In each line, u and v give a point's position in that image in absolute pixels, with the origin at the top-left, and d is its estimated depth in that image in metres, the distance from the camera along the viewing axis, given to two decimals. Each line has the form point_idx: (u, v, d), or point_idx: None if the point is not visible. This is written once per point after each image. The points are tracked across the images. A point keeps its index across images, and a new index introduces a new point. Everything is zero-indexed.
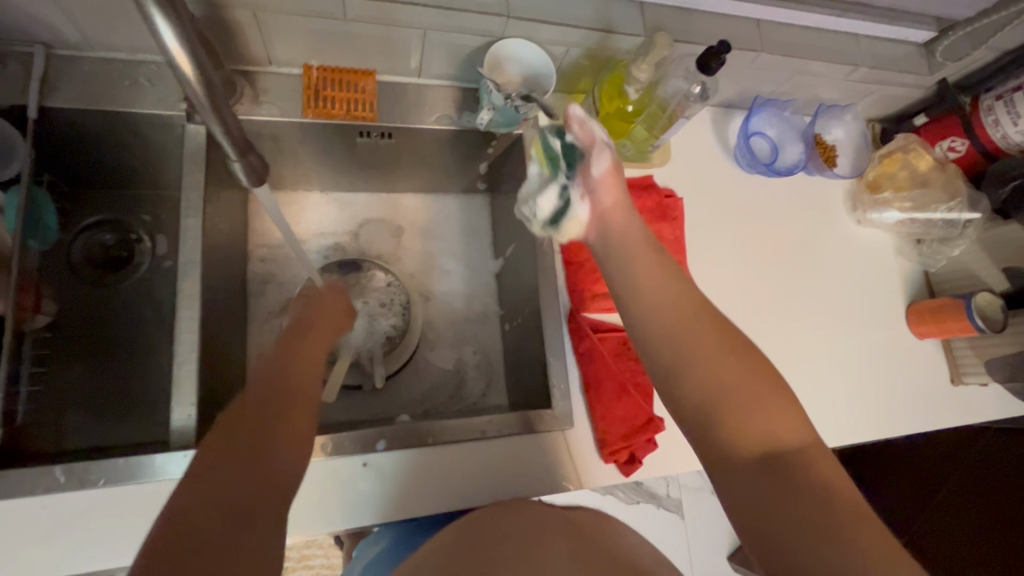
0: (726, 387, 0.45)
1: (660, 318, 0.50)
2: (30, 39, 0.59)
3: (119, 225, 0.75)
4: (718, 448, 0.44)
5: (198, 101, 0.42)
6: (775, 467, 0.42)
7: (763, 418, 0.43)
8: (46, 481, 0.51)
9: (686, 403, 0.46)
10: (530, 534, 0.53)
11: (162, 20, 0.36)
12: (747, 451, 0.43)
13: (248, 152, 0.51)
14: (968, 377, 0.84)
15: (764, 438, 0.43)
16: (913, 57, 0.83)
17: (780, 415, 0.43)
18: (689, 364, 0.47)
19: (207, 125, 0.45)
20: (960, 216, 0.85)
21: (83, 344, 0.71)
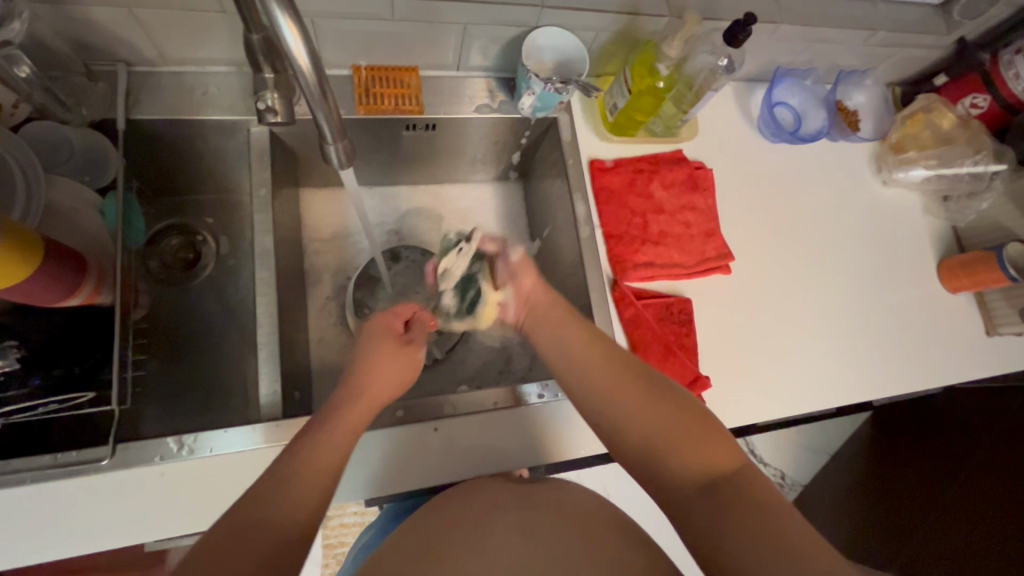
0: (656, 434, 0.51)
1: (592, 387, 0.56)
2: (113, 58, 0.65)
3: (185, 228, 0.82)
4: (661, 490, 0.50)
5: (310, 90, 0.43)
6: (710, 492, 0.46)
7: (692, 453, 0.49)
8: (161, 450, 0.58)
9: (633, 460, 0.52)
10: (491, 515, 0.54)
11: (284, 18, 0.37)
12: (683, 487, 0.48)
13: (344, 136, 0.51)
14: (1002, 327, 0.86)
15: (693, 467, 0.48)
16: (931, 18, 0.85)
17: (706, 445, 0.49)
18: (624, 432, 0.53)
19: (316, 113, 0.46)
20: (986, 169, 0.87)
21: (165, 337, 0.77)
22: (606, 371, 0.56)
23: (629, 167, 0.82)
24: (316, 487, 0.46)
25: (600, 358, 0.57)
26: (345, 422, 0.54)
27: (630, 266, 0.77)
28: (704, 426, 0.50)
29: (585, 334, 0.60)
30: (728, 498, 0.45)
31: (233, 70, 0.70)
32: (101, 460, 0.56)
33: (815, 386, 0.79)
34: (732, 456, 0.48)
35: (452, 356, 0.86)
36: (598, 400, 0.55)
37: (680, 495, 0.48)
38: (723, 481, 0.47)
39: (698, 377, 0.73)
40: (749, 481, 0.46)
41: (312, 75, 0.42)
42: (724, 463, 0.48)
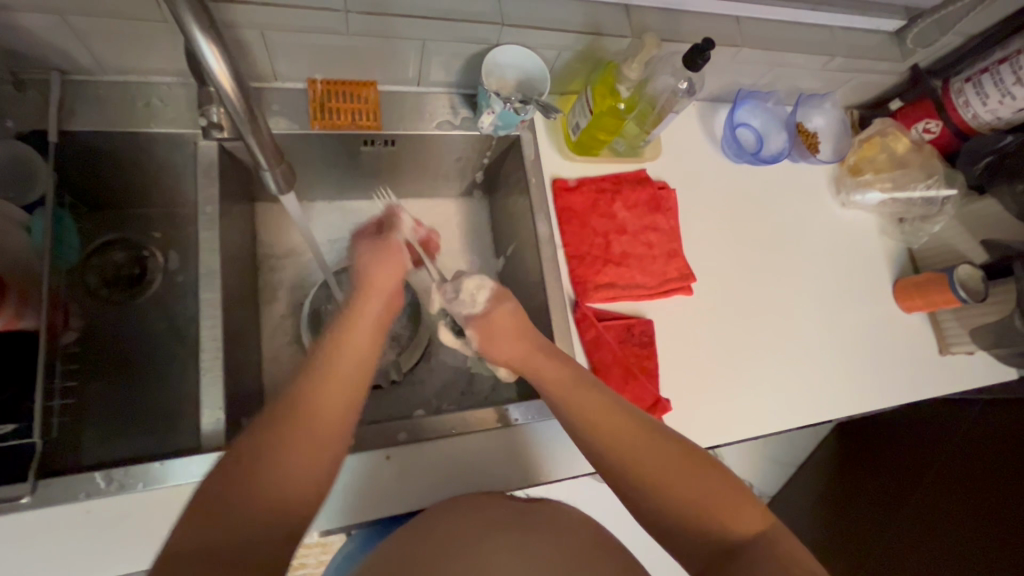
0: (677, 499, 0.50)
1: (609, 448, 0.54)
2: (46, 66, 0.61)
3: (131, 243, 0.78)
4: (685, 551, 0.50)
5: (237, 114, 0.43)
6: (735, 558, 0.47)
7: (717, 516, 0.49)
8: (88, 485, 0.54)
9: (652, 521, 0.52)
10: (485, 529, 0.53)
11: (202, 39, 0.37)
12: (708, 550, 0.49)
13: (281, 163, 0.52)
14: (954, 346, 0.88)
15: (719, 530, 0.49)
16: (886, 45, 0.87)
17: (730, 506, 0.50)
18: (645, 498, 0.52)
19: (245, 138, 0.46)
20: (938, 193, 0.90)
21: (106, 358, 0.73)
22: (627, 433, 0.54)
23: (593, 186, 0.81)
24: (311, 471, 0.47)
25: (614, 415, 0.56)
26: (326, 417, 0.50)
27: (592, 287, 0.76)
28: (718, 489, 0.51)
29: (589, 397, 0.58)
30: (755, 561, 0.46)
31: (180, 81, 0.66)
32: (20, 498, 0.52)
33: (775, 407, 0.79)
34: (756, 518, 0.50)
35: (411, 376, 0.84)
36: (616, 463, 0.54)
37: (708, 558, 0.49)
38: (748, 545, 0.48)
39: (659, 401, 0.72)
40: (776, 543, 0.48)
41: (240, 101, 0.42)
42: (748, 526, 0.49)
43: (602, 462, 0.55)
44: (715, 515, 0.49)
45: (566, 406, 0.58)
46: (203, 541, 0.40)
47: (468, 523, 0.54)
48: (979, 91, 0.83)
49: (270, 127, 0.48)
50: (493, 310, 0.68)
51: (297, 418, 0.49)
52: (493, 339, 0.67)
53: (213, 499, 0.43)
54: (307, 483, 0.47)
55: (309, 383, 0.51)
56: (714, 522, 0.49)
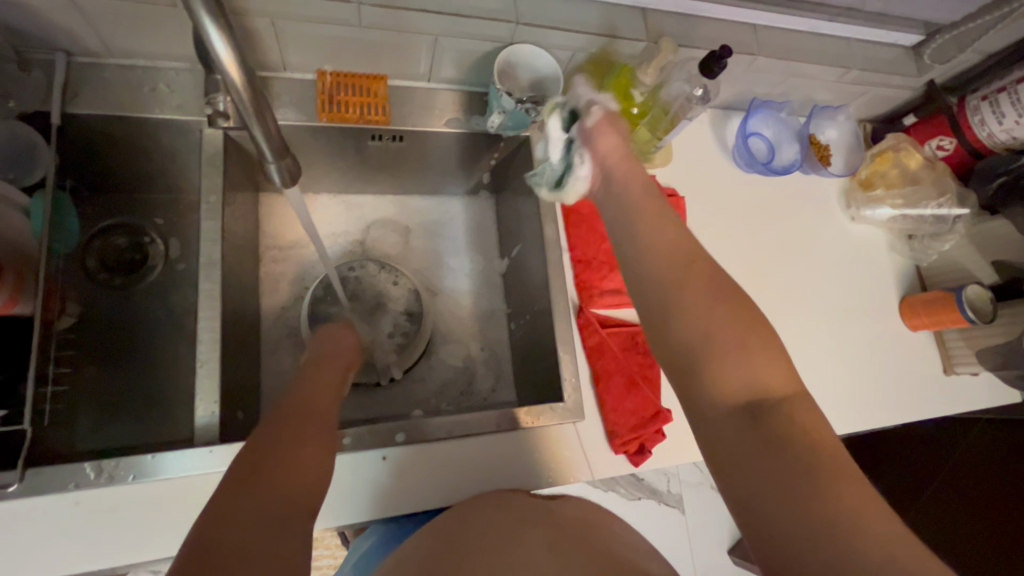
0: (713, 339, 0.44)
1: (658, 266, 0.48)
2: (52, 47, 0.60)
3: (131, 229, 0.76)
4: (699, 391, 0.43)
5: (243, 105, 0.42)
6: (754, 414, 0.40)
7: (751, 364, 0.42)
8: (77, 476, 0.53)
9: (678, 355, 0.45)
10: (514, 525, 0.54)
11: (214, 29, 0.36)
12: (725, 402, 0.42)
13: (286, 155, 0.50)
14: (960, 367, 0.87)
15: (743, 382, 0.42)
16: (902, 59, 0.86)
17: (765, 357, 0.42)
18: (683, 313, 0.45)
19: (250, 129, 0.44)
20: (949, 212, 0.88)
21: (101, 345, 0.72)
22: (680, 250, 0.48)
23: None
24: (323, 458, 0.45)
25: (670, 239, 0.49)
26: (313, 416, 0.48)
27: (596, 293, 0.75)
28: (762, 342, 0.43)
29: (651, 219, 0.51)
30: (773, 422, 0.39)
31: (187, 66, 0.65)
32: (8, 486, 0.51)
33: None
34: (788, 380, 0.42)
35: (411, 374, 0.83)
36: (670, 293, 0.46)
37: (722, 402, 0.42)
38: (772, 407, 0.41)
39: (660, 411, 0.70)
40: (803, 410, 0.40)
41: (246, 90, 0.40)
42: (778, 384, 0.42)
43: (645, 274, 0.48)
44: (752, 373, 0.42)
45: (633, 220, 0.52)
46: (238, 502, 0.38)
47: (485, 520, 0.55)
48: (996, 110, 0.81)
49: (276, 119, 0.47)
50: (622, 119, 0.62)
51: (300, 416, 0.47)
52: (611, 133, 0.60)
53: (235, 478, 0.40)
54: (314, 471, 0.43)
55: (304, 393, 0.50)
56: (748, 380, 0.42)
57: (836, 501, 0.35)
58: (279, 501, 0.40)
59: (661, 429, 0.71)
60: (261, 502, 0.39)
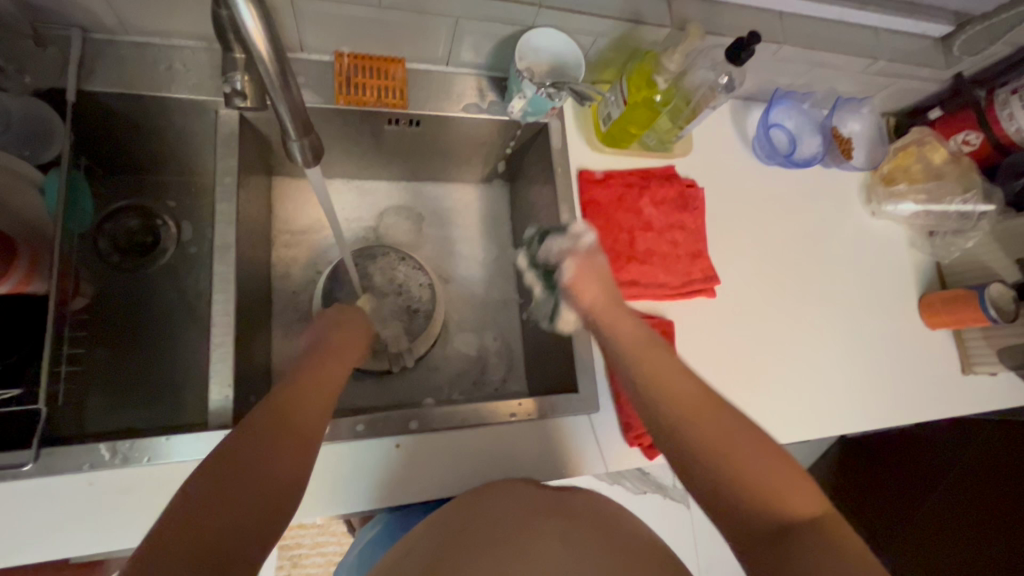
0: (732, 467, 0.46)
1: (669, 404, 0.51)
2: (67, 23, 0.59)
3: (144, 210, 0.76)
4: (729, 516, 0.45)
5: (270, 80, 0.40)
6: (791, 537, 0.42)
7: (774, 490, 0.44)
8: (91, 457, 0.52)
9: (703, 485, 0.47)
10: (525, 518, 0.52)
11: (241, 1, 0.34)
12: (759, 531, 0.43)
13: (308, 134, 0.48)
14: (978, 366, 0.86)
15: (773, 506, 0.44)
16: (930, 51, 0.84)
17: (787, 480, 0.45)
18: (694, 454, 0.48)
19: (275, 102, 0.42)
20: (974, 208, 0.87)
21: (115, 327, 0.72)
22: (682, 387, 0.52)
23: (620, 180, 0.79)
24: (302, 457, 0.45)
25: (677, 376, 0.54)
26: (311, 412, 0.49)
27: (614, 283, 0.74)
28: (780, 464, 0.46)
29: (659, 359, 0.56)
30: (811, 543, 0.41)
31: (203, 46, 0.64)
32: (22, 465, 0.51)
33: (792, 418, 0.77)
34: (814, 500, 0.44)
35: (423, 362, 0.82)
36: (687, 427, 0.49)
37: (758, 532, 0.43)
38: (805, 527, 0.42)
39: None
40: (837, 527, 0.42)
41: (273, 63, 0.38)
42: (806, 506, 0.43)
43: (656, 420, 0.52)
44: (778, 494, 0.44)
45: (636, 363, 0.56)
46: (208, 503, 0.39)
47: (497, 509, 0.54)
48: None
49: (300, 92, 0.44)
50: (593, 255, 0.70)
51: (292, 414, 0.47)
52: (594, 280, 0.67)
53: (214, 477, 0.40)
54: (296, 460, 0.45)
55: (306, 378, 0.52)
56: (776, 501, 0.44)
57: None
58: (252, 505, 0.40)
59: None
60: (230, 508, 0.39)
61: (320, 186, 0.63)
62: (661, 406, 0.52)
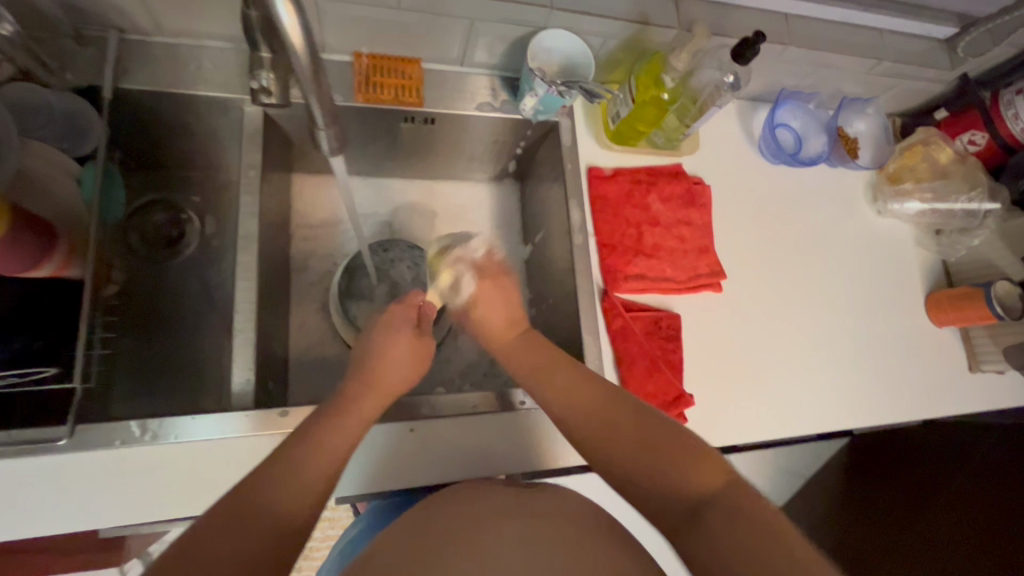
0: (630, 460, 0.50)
1: (580, 422, 0.54)
2: (105, 24, 0.63)
3: (171, 205, 0.79)
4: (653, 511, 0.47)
5: (303, 72, 0.43)
6: (701, 516, 0.43)
7: (680, 475, 0.47)
8: (122, 433, 0.55)
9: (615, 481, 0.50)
10: (491, 516, 0.50)
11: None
12: (675, 512, 0.45)
13: (335, 123, 0.51)
14: (985, 364, 0.86)
15: (683, 492, 0.46)
16: (935, 52, 0.85)
17: (687, 465, 0.47)
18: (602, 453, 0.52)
19: (309, 95, 0.46)
20: (980, 207, 0.88)
21: (144, 315, 0.75)
22: (585, 404, 0.55)
23: (628, 176, 0.81)
24: (308, 492, 0.46)
25: (576, 387, 0.57)
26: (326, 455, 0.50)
27: (621, 277, 0.76)
28: (675, 446, 0.49)
29: (561, 372, 0.58)
30: (710, 516, 0.43)
31: (230, 46, 0.68)
32: (57, 440, 0.54)
33: (798, 411, 0.78)
34: (714, 472, 0.46)
35: (436, 354, 0.84)
36: (601, 445, 0.52)
37: (674, 521, 0.45)
38: (709, 503, 0.44)
39: (682, 394, 0.71)
40: (730, 495, 0.44)
41: (306, 57, 0.41)
42: (708, 480, 0.46)
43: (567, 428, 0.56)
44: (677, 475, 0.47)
45: (532, 378, 0.60)
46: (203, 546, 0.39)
47: (467, 511, 0.52)
48: None
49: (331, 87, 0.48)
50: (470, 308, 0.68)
51: (302, 457, 0.49)
52: (488, 299, 0.67)
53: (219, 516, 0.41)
54: (303, 499, 0.46)
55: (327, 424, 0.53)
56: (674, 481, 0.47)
57: (785, 572, 0.38)
58: (255, 545, 0.41)
59: (683, 412, 0.72)
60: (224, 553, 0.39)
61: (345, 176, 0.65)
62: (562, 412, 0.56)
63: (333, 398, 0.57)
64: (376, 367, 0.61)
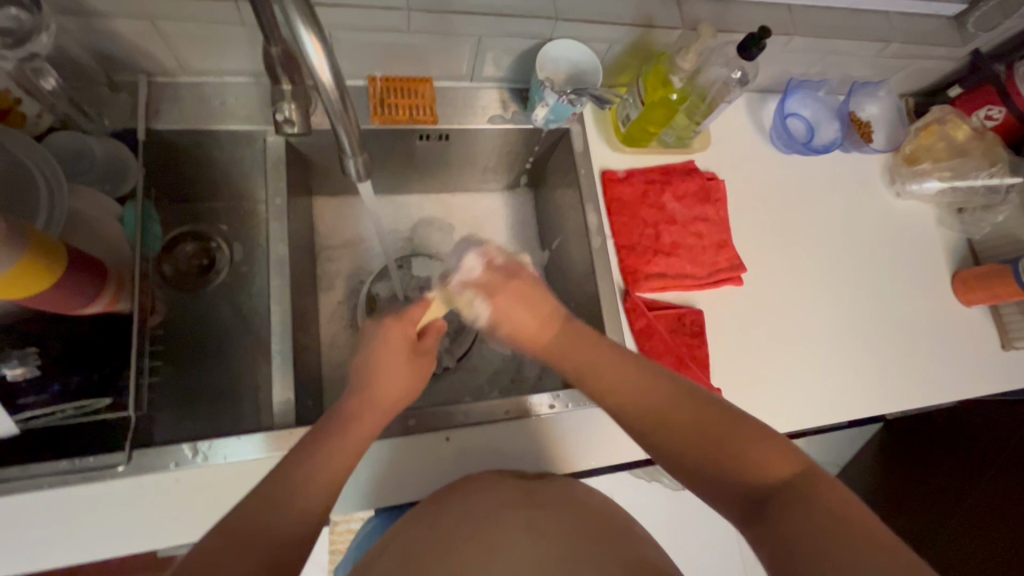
0: (694, 449, 0.51)
1: (631, 415, 0.55)
2: (135, 69, 0.67)
3: (200, 236, 0.82)
4: (716, 495, 0.50)
5: (333, 105, 0.45)
6: (774, 501, 0.45)
7: (748, 465, 0.48)
8: (176, 455, 0.58)
9: (679, 467, 0.52)
10: (497, 510, 0.51)
11: (307, 34, 0.39)
12: (743, 497, 0.48)
13: (363, 150, 0.54)
14: (1017, 341, 0.85)
15: (750, 477, 0.48)
16: (945, 29, 0.84)
17: (756, 456, 0.48)
18: (664, 443, 0.53)
19: (337, 128, 0.48)
20: (1002, 181, 0.87)
21: (185, 343, 0.77)
22: (636, 398, 0.55)
23: (642, 177, 0.82)
24: (310, 509, 0.47)
25: (638, 390, 0.55)
26: (335, 460, 0.52)
27: (642, 276, 0.77)
28: (740, 434, 0.50)
29: (603, 362, 0.58)
30: (788, 504, 0.44)
31: (251, 80, 0.71)
32: (117, 466, 0.56)
33: (828, 399, 0.78)
34: (788, 459, 0.47)
35: (464, 363, 0.86)
36: (659, 439, 0.53)
37: (749, 505, 0.47)
38: (778, 490, 0.46)
39: (710, 389, 0.73)
40: (806, 485, 0.45)
41: (334, 91, 0.43)
42: (782, 468, 0.47)
43: (615, 410, 0.57)
44: (749, 462, 0.48)
45: (578, 365, 0.60)
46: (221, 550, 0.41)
47: (477, 501, 0.53)
48: None
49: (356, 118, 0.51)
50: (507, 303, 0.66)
51: (306, 471, 0.50)
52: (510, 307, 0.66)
53: (221, 530, 0.43)
54: (314, 510, 0.48)
55: (335, 430, 0.55)
56: (745, 467, 0.48)
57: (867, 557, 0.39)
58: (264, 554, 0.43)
59: None
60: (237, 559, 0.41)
61: (370, 195, 0.68)
62: (611, 399, 0.57)
63: (334, 417, 0.57)
64: (373, 384, 0.61)
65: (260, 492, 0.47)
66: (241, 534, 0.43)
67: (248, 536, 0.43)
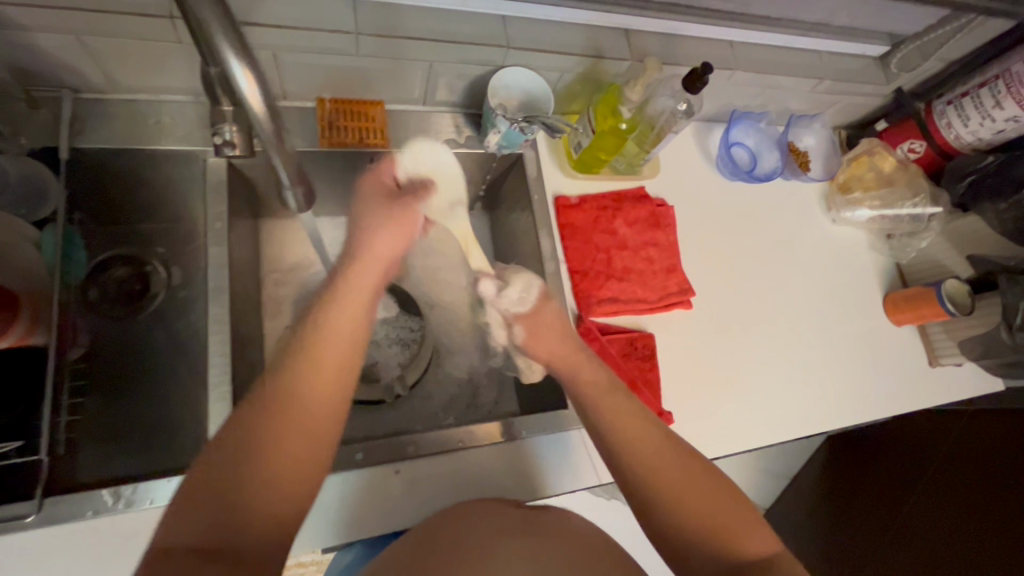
0: (688, 512, 0.51)
1: (633, 458, 0.54)
2: (59, 84, 0.63)
3: (132, 259, 0.76)
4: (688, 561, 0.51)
5: (267, 135, 0.44)
6: None
7: (731, 535, 0.50)
8: (95, 503, 0.54)
9: (659, 526, 0.52)
10: (494, 542, 0.50)
11: (238, 63, 0.38)
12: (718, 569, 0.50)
13: (301, 183, 0.53)
14: (944, 359, 0.90)
15: (731, 551, 0.50)
16: (871, 69, 0.90)
17: (740, 528, 0.51)
18: (654, 500, 0.53)
19: (272, 159, 0.47)
20: (924, 211, 0.94)
21: (110, 375, 0.72)
22: (643, 447, 0.55)
23: (594, 203, 0.83)
24: (300, 458, 0.46)
25: (642, 434, 0.56)
26: (317, 391, 0.49)
27: (595, 301, 0.78)
28: (731, 507, 0.52)
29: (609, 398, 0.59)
30: None
31: (189, 99, 0.68)
32: (25, 517, 0.52)
33: (775, 418, 0.80)
34: (765, 541, 0.51)
35: (417, 389, 0.84)
36: (650, 493, 0.53)
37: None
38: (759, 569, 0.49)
39: (663, 412, 0.74)
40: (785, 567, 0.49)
41: (269, 123, 0.42)
42: (756, 549, 0.50)
43: (615, 452, 0.56)
44: (736, 536, 0.51)
45: (586, 399, 0.60)
46: (191, 524, 0.41)
47: (467, 530, 0.52)
48: (961, 114, 0.86)
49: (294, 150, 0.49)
50: (541, 309, 0.69)
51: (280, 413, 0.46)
52: (539, 335, 0.67)
53: (189, 487, 0.43)
54: (296, 465, 0.46)
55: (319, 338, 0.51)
56: (730, 540, 0.50)
57: None
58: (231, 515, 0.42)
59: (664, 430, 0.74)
60: (215, 527, 0.41)
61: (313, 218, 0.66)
62: (614, 439, 0.56)
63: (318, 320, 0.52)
64: (361, 270, 0.58)
65: (231, 440, 0.45)
66: (193, 551, 0.39)
67: (217, 498, 0.42)
